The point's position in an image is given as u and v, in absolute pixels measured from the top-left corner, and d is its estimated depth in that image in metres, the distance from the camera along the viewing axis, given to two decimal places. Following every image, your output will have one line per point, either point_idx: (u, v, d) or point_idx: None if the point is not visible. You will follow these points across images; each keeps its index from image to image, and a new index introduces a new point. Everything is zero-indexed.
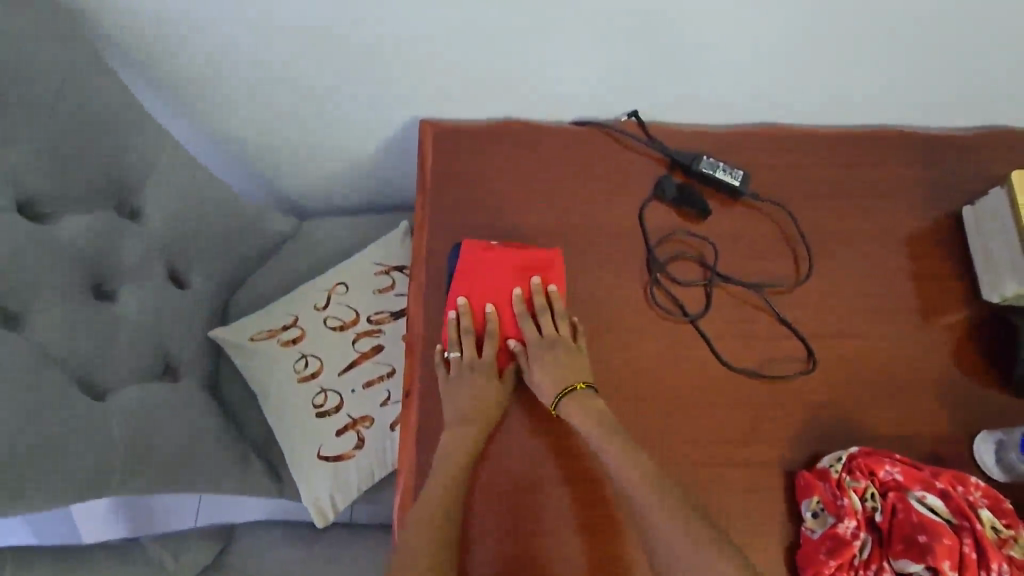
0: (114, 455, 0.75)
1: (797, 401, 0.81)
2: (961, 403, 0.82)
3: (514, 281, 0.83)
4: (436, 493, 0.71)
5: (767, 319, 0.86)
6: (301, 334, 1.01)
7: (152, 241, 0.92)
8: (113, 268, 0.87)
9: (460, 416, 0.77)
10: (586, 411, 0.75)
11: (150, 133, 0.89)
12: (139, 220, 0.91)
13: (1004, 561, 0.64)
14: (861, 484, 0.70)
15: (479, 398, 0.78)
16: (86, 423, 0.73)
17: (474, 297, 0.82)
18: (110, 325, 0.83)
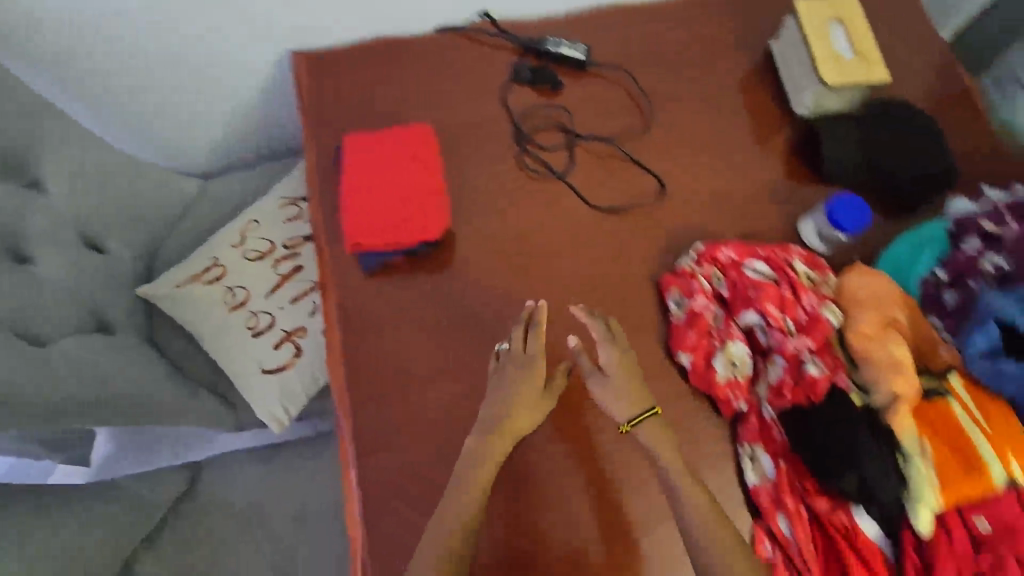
0: (64, 391, 0.81)
1: (657, 224, 0.95)
2: (789, 204, 0.98)
3: (403, 165, 0.87)
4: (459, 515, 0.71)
5: (624, 164, 0.99)
6: (223, 271, 1.07)
7: (58, 208, 0.96)
8: (24, 236, 0.91)
9: (493, 421, 0.77)
10: (658, 436, 0.75)
11: (28, 106, 0.92)
12: (41, 191, 0.95)
13: (814, 295, 0.80)
14: (706, 269, 0.86)
15: (520, 410, 0.77)
16: (30, 365, 0.79)
17: (367, 185, 0.85)
18: (34, 285, 0.88)
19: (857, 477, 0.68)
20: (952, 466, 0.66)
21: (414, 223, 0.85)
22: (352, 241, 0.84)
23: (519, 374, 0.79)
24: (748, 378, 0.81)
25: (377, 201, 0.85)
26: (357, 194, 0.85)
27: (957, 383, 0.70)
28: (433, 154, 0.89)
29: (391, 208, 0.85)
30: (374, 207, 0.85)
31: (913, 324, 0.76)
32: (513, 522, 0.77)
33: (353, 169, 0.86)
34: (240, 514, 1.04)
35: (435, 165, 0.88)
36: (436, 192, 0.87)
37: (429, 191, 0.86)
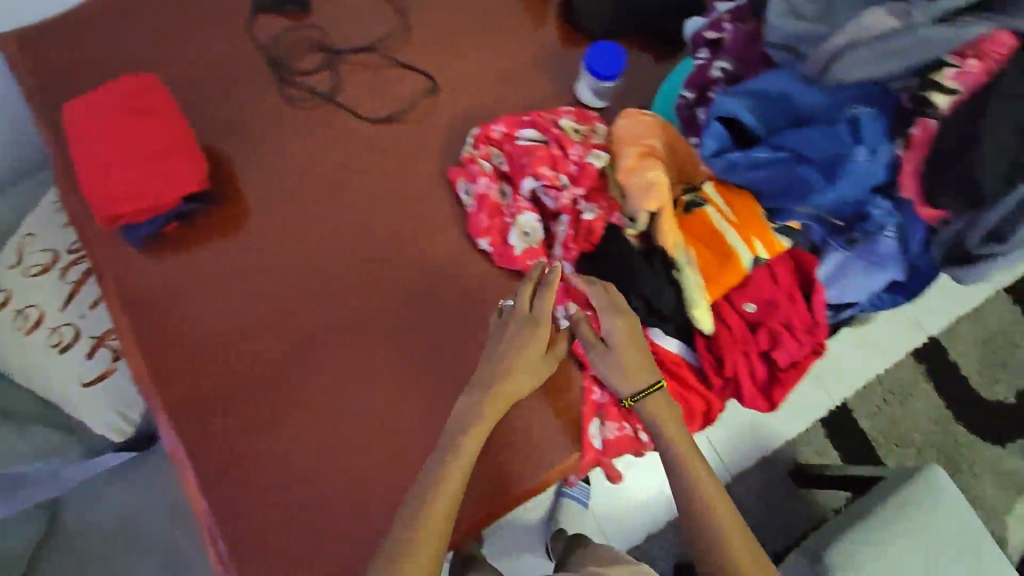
0: None
1: (438, 122, 0.94)
2: (562, 72, 0.99)
3: (134, 123, 0.79)
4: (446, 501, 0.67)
5: (392, 69, 0.96)
6: (8, 296, 0.98)
7: None
8: None
9: (487, 390, 0.72)
10: (660, 401, 0.72)
11: None
12: None
13: (579, 146, 0.82)
14: (482, 151, 0.86)
15: (517, 374, 0.73)
16: None
17: (99, 154, 0.78)
18: None
19: (641, 300, 0.74)
20: (712, 265, 0.72)
21: (161, 182, 0.78)
22: (103, 217, 0.78)
23: (520, 347, 0.73)
24: (543, 242, 0.83)
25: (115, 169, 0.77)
26: (91, 167, 0.77)
27: (711, 191, 0.74)
28: (165, 104, 0.82)
29: (133, 172, 0.78)
30: (111, 175, 0.77)
31: (669, 146, 0.79)
32: (492, 501, 0.76)
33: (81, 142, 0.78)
34: (110, 538, 0.96)
35: (169, 114, 0.81)
36: (178, 142, 0.80)
37: (169, 144, 0.80)
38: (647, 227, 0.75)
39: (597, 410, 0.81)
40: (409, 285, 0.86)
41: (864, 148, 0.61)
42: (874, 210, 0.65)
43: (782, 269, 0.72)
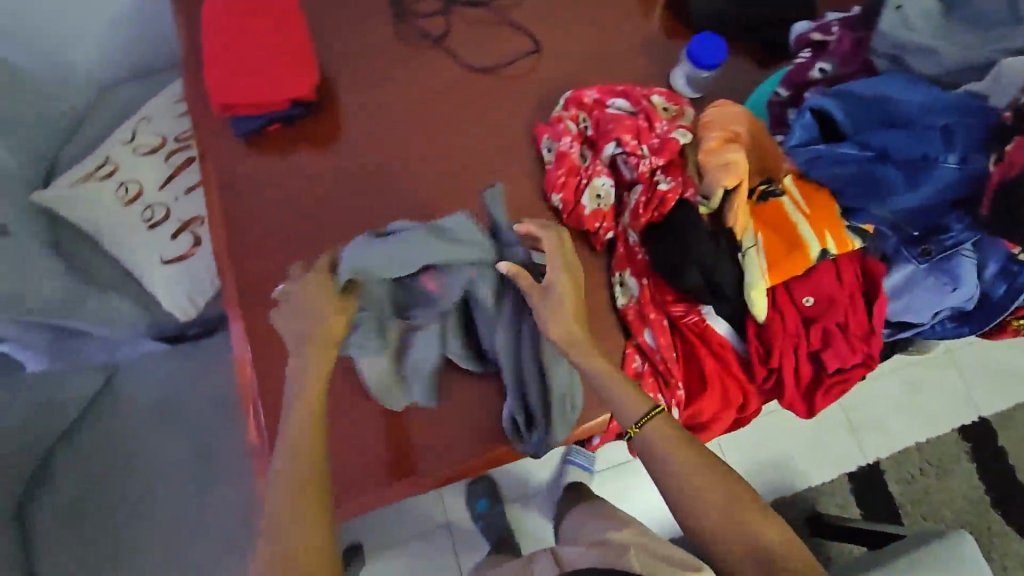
0: None
1: (531, 80, 0.98)
2: (661, 59, 1.01)
3: (280, 37, 0.86)
4: (290, 478, 0.61)
5: (497, 27, 1.01)
6: (114, 168, 1.07)
7: None
8: None
9: (312, 335, 0.69)
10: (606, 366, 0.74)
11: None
12: None
13: (665, 121, 0.84)
14: (573, 113, 0.89)
15: (342, 316, 0.70)
16: None
17: (236, 68, 0.84)
18: None
19: (696, 266, 0.74)
20: (777, 247, 0.72)
21: (283, 95, 0.86)
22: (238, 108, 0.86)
23: (343, 315, 0.70)
24: (613, 209, 0.85)
25: (245, 86, 0.85)
26: (227, 79, 0.84)
27: (791, 184, 0.76)
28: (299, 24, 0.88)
29: (277, 97, 0.86)
30: (242, 95, 0.85)
31: (754, 138, 0.80)
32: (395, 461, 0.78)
33: (218, 45, 0.85)
34: (157, 408, 1.10)
35: (304, 38, 0.88)
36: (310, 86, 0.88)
37: (304, 82, 0.87)
38: (718, 206, 0.77)
39: None
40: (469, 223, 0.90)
41: (954, 155, 0.64)
42: (953, 222, 0.67)
43: (849, 269, 0.72)
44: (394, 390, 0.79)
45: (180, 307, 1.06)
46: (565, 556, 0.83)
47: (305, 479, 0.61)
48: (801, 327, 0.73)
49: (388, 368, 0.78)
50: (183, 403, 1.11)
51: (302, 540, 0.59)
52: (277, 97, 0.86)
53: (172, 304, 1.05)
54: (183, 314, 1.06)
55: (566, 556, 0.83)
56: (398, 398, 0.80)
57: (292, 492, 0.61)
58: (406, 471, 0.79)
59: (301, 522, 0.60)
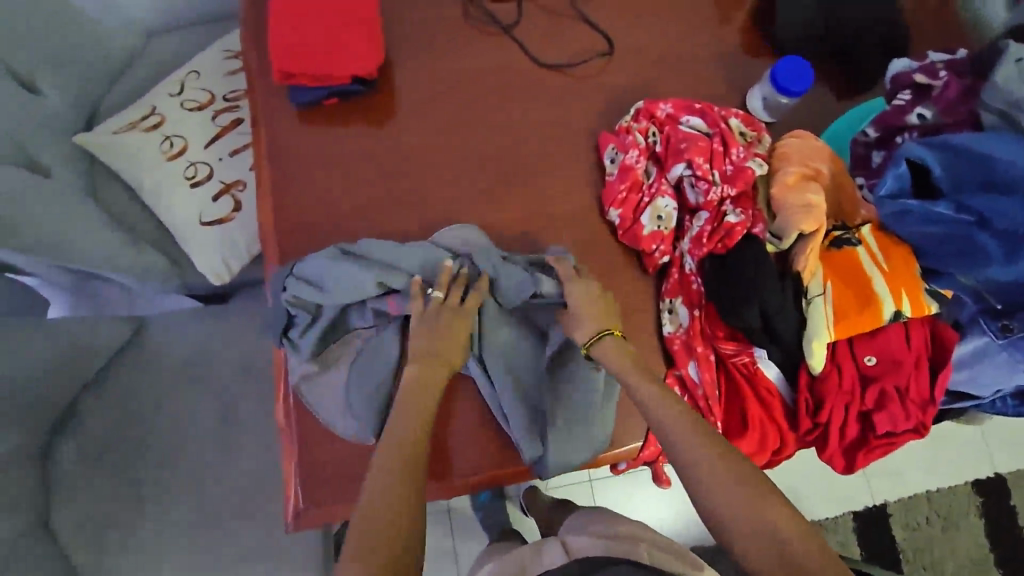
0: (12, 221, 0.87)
1: (600, 81, 0.93)
2: (738, 75, 0.95)
3: (348, 12, 0.83)
4: (390, 484, 0.62)
5: (573, 21, 0.95)
6: (160, 120, 1.04)
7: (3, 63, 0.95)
8: None
9: (425, 352, 0.72)
10: (620, 356, 0.73)
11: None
12: (32, 89, 1.01)
13: (742, 148, 0.79)
14: (643, 125, 0.84)
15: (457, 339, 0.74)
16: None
17: (299, 36, 0.81)
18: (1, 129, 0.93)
19: (758, 307, 0.71)
20: (848, 301, 0.68)
21: (344, 71, 0.82)
22: (297, 78, 0.82)
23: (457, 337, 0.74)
24: (673, 231, 0.81)
25: (305, 56, 0.81)
26: (289, 47, 0.81)
27: (868, 233, 0.71)
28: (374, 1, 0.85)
29: (336, 73, 0.82)
30: (302, 66, 0.81)
31: (834, 179, 0.76)
32: None
33: (283, 10, 0.81)
34: (181, 368, 1.10)
35: (374, 14, 0.85)
36: (374, 64, 0.84)
37: (367, 59, 0.83)
38: (789, 247, 0.73)
39: None
40: (519, 225, 0.87)
41: None
42: None
43: (918, 333, 0.68)
44: (335, 405, 0.76)
45: (212, 269, 1.02)
46: (571, 544, 0.87)
47: (405, 485, 0.62)
48: (859, 384, 0.70)
49: (344, 387, 0.77)
50: (206, 364, 1.11)
51: (389, 519, 0.59)
52: (336, 73, 0.82)
53: (205, 266, 1.02)
54: (216, 279, 1.03)
55: (573, 543, 0.87)
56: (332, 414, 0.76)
57: (393, 488, 0.62)
58: (415, 478, 0.76)
59: (390, 510, 0.60)
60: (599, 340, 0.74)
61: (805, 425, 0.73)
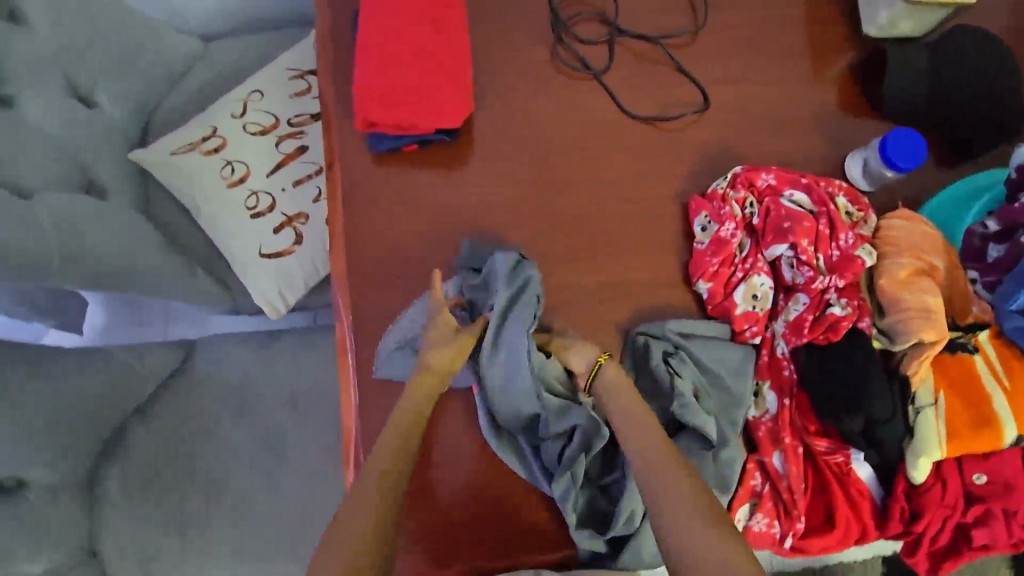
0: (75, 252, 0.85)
1: (691, 137, 0.88)
2: (834, 136, 0.90)
3: (436, 60, 0.79)
4: (366, 516, 0.59)
5: (666, 69, 0.90)
6: (222, 143, 1.00)
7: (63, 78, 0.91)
8: (39, 94, 0.87)
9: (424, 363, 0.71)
10: (619, 380, 0.71)
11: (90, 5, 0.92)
12: (89, 102, 0.97)
13: (850, 232, 0.75)
14: (741, 195, 0.79)
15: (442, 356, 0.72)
16: (58, 231, 0.83)
17: (388, 86, 0.78)
18: (62, 149, 0.90)
19: (863, 415, 0.67)
20: (962, 417, 0.65)
21: (429, 122, 0.79)
22: (382, 126, 0.79)
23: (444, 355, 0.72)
24: (767, 312, 0.77)
25: (391, 106, 0.78)
26: (376, 95, 0.78)
27: (984, 340, 0.69)
28: (464, 50, 0.82)
29: (421, 124, 0.79)
30: (388, 116, 0.78)
31: (950, 273, 0.72)
32: (457, 546, 0.72)
33: (370, 56, 0.78)
34: (227, 395, 1.08)
35: (463, 62, 0.81)
36: (460, 115, 0.80)
37: (453, 110, 0.80)
38: (900, 348, 0.69)
39: (752, 497, 0.74)
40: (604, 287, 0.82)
41: None
42: None
43: None
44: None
45: (270, 303, 0.99)
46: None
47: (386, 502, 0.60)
48: (964, 498, 0.68)
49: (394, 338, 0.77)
50: (255, 392, 1.09)
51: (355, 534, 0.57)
52: (420, 124, 0.79)
53: (262, 299, 0.99)
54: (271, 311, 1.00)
55: None
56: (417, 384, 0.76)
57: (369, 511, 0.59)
58: (457, 557, 0.72)
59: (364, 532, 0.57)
60: (604, 359, 0.73)
61: (895, 530, 0.70)
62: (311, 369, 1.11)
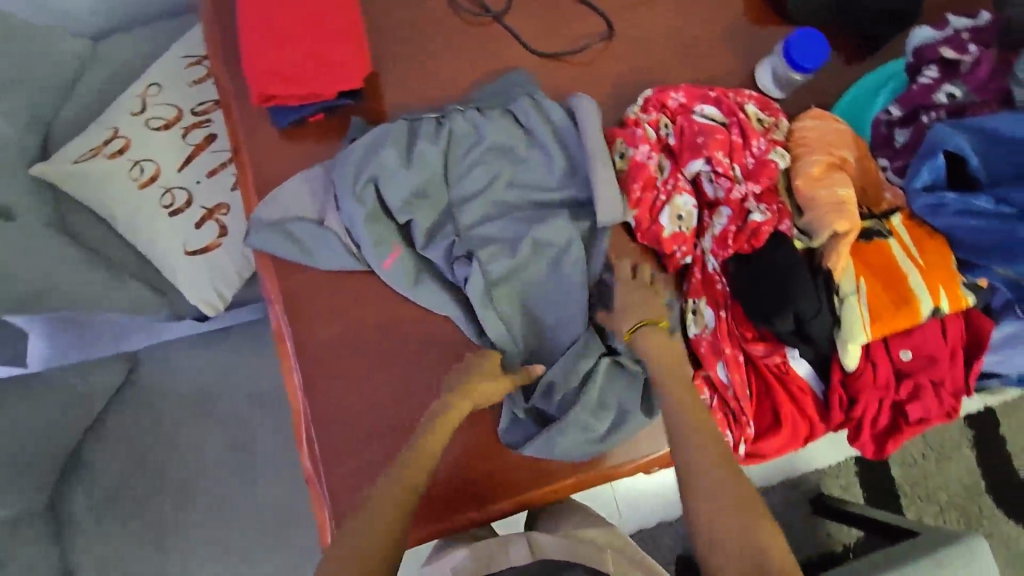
0: None
1: (601, 69, 0.87)
2: (742, 49, 0.89)
3: (325, 22, 0.76)
4: (396, 483, 0.62)
5: (567, 4, 0.88)
6: (126, 143, 0.95)
7: None
8: None
9: (457, 392, 0.69)
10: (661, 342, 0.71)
11: None
12: None
13: (762, 138, 0.75)
14: (653, 117, 0.79)
15: (482, 382, 0.69)
16: None
17: (278, 55, 0.74)
18: None
19: (792, 314, 0.69)
20: (882, 300, 0.67)
21: (328, 87, 0.76)
22: (281, 98, 0.76)
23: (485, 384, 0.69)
24: (693, 231, 0.78)
25: (285, 76, 0.74)
26: (268, 66, 0.74)
27: (898, 223, 0.70)
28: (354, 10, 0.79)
29: (320, 91, 0.76)
30: (285, 86, 0.75)
31: (860, 164, 0.73)
32: (438, 497, 0.73)
33: (255, 27, 0.75)
34: (183, 401, 1.06)
35: (355, 23, 0.79)
36: (359, 76, 0.78)
37: (351, 71, 0.77)
38: (820, 244, 0.70)
39: None
40: None
41: None
42: None
43: (954, 325, 0.69)
44: (334, 254, 0.76)
45: (206, 301, 0.97)
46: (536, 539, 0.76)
47: (406, 489, 0.61)
48: (893, 377, 0.70)
49: (288, 242, 0.75)
50: (208, 395, 1.07)
51: (369, 538, 0.56)
52: (319, 91, 0.76)
53: (198, 299, 0.96)
54: (207, 309, 0.97)
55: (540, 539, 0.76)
56: (325, 259, 0.76)
57: (372, 511, 0.59)
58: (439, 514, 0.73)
59: (376, 534, 0.57)
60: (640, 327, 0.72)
61: (837, 418, 0.73)
62: (263, 363, 1.10)
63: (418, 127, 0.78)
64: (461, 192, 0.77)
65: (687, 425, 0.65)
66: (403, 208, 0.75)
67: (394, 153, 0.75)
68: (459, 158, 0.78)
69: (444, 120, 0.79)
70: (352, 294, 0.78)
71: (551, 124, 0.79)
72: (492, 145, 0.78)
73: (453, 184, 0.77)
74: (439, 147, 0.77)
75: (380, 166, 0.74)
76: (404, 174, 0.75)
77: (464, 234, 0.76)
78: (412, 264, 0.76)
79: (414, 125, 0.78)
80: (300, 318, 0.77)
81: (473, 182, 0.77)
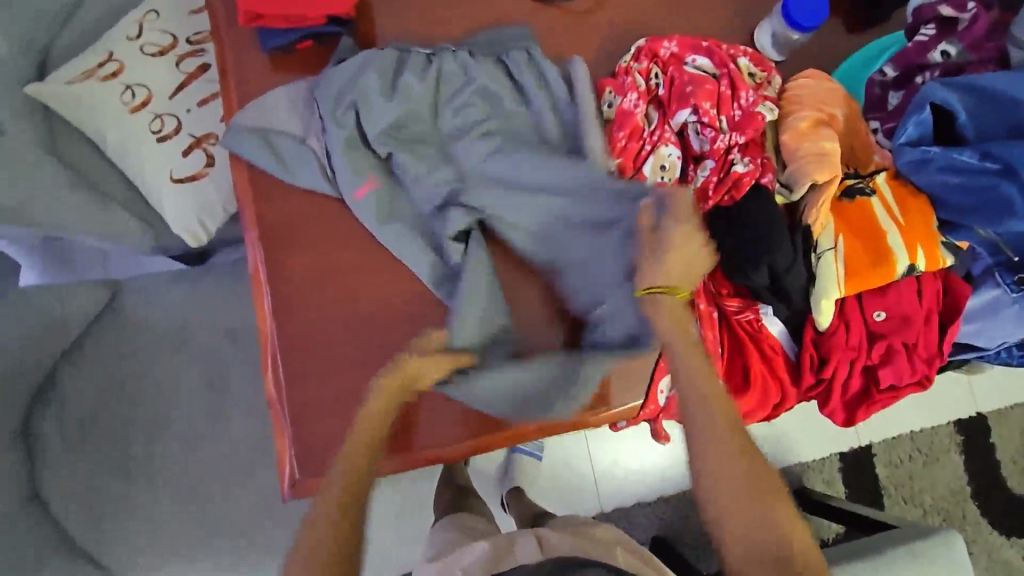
0: None
1: (595, 16, 0.86)
2: (743, 9, 0.88)
3: None
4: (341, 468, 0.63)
5: None
6: (120, 68, 0.95)
7: None
8: None
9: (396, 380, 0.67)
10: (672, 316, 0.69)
11: None
12: None
13: (751, 90, 0.74)
14: (645, 67, 0.77)
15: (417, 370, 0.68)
16: None
17: None
18: None
19: (766, 267, 0.67)
20: (861, 258, 0.66)
21: (315, 9, 0.76)
22: (268, 18, 0.76)
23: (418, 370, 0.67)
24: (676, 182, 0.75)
25: None
26: None
27: (882, 182, 0.69)
28: None
29: (306, 13, 0.76)
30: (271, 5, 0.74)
31: (849, 122, 0.72)
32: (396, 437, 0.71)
33: None
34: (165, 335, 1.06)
35: None
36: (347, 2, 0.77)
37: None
38: (799, 198, 0.70)
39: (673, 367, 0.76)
40: None
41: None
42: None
43: (929, 288, 0.69)
44: (311, 175, 0.76)
45: (190, 231, 0.96)
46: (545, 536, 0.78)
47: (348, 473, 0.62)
48: (867, 339, 0.70)
49: (272, 161, 0.76)
50: (187, 330, 1.07)
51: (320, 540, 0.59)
52: (305, 13, 0.76)
53: (181, 228, 0.96)
54: (189, 239, 0.97)
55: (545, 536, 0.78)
56: (302, 178, 0.77)
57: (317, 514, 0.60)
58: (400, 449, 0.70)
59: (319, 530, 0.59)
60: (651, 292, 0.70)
61: (808, 380, 0.72)
62: (244, 302, 1.09)
63: (407, 59, 0.77)
64: (448, 129, 0.76)
65: (701, 429, 0.63)
66: (382, 139, 0.74)
67: (380, 81, 0.75)
68: (448, 96, 0.76)
69: (434, 58, 0.78)
70: (328, 222, 0.77)
71: (545, 82, 0.78)
72: (483, 86, 0.77)
73: (442, 121, 0.76)
74: (429, 82, 0.76)
75: (365, 92, 0.74)
76: (388, 103, 0.74)
77: (444, 172, 0.75)
78: (386, 198, 0.75)
79: (402, 58, 0.78)
80: (277, 244, 0.76)
81: (464, 121, 0.76)
